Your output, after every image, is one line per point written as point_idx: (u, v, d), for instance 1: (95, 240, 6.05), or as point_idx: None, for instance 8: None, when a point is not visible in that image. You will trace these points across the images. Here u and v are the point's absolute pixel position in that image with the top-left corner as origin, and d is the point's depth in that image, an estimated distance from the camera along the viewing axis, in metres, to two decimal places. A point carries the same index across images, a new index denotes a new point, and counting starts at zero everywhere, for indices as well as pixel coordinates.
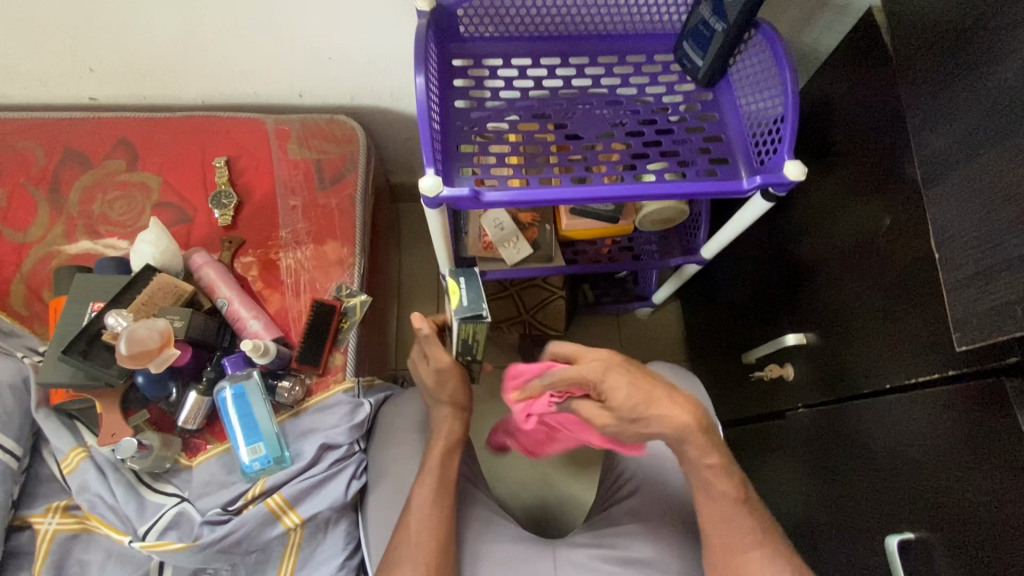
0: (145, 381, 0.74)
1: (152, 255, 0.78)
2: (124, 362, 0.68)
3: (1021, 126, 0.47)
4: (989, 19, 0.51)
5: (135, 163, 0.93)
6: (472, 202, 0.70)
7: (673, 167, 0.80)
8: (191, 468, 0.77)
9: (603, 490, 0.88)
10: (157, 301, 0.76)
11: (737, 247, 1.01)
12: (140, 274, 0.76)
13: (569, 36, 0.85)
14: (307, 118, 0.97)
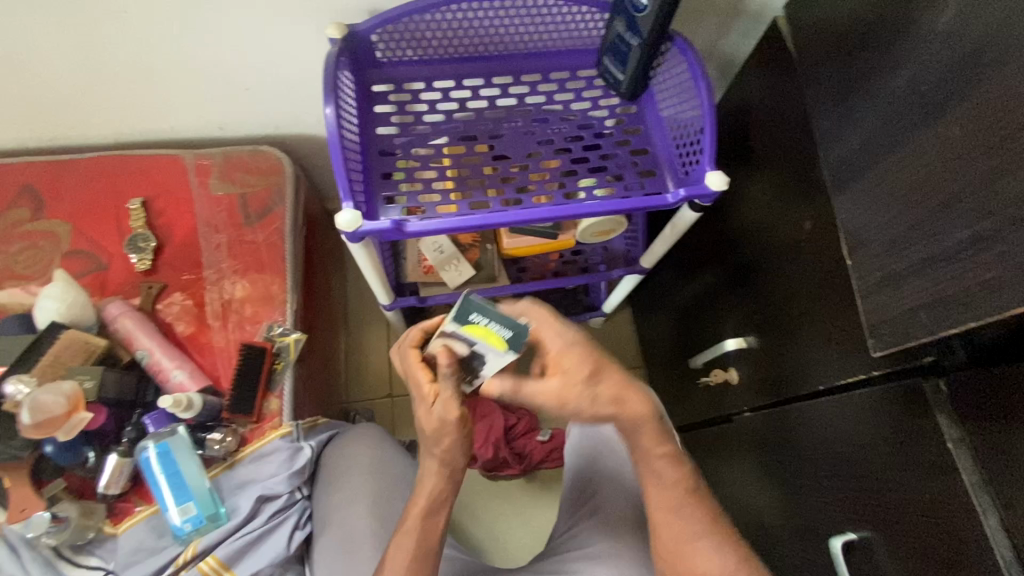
0: (55, 449, 0.68)
1: (57, 311, 0.73)
2: (29, 432, 0.63)
3: (910, 135, 0.48)
4: (878, 28, 0.53)
5: (41, 211, 0.87)
6: (397, 233, 0.68)
7: (603, 182, 0.80)
8: (117, 536, 0.71)
9: (563, 515, 0.85)
10: (65, 361, 0.70)
11: (679, 252, 1.01)
12: (45, 332, 0.70)
13: (491, 56, 0.84)
14: (229, 151, 0.93)
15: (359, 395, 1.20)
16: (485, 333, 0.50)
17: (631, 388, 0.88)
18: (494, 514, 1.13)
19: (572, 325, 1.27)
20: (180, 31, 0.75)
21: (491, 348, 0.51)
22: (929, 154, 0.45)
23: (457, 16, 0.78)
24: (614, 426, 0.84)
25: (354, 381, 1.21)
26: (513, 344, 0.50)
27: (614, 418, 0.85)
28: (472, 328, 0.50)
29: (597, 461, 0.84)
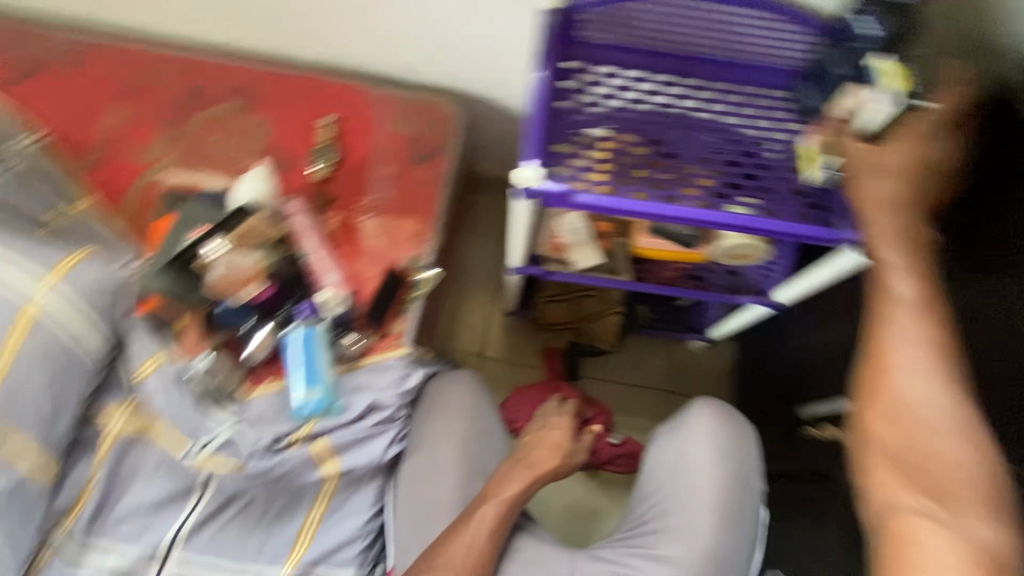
0: (227, 308, 0.79)
1: (254, 194, 0.84)
2: (211, 288, 0.77)
3: None
4: None
5: (250, 108, 0.99)
6: (563, 200, 0.71)
7: (767, 204, 0.79)
8: (248, 399, 0.81)
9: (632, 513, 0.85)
10: (251, 239, 0.80)
11: (816, 299, 0.97)
12: (240, 210, 0.80)
13: (686, 57, 0.86)
14: (414, 95, 1.01)
15: (452, 347, 1.26)
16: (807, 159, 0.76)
17: (730, 414, 0.84)
18: (548, 498, 1.15)
19: (670, 342, 1.26)
20: None
21: (880, 90, 0.65)
22: None
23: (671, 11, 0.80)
24: (701, 447, 0.82)
25: (451, 333, 1.26)
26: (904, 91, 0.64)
27: (705, 438, 0.82)
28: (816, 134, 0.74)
29: (680, 475, 0.81)
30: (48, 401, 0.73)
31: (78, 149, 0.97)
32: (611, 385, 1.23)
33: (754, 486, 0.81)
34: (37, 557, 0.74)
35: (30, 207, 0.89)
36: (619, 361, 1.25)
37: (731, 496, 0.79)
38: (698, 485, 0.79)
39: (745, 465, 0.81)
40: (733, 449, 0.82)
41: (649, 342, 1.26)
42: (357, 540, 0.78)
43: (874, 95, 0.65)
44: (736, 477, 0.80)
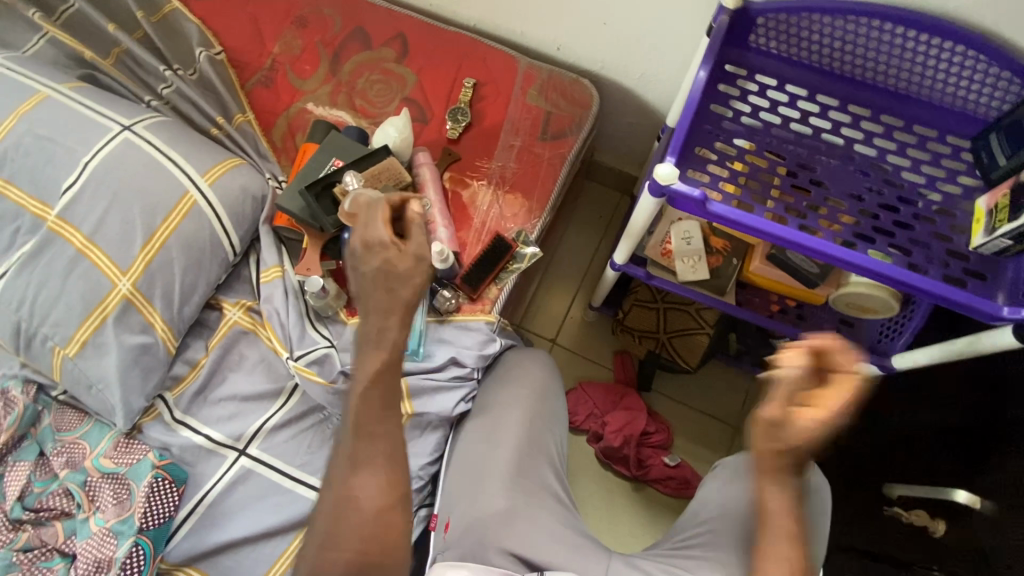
0: (347, 239, 0.84)
1: (391, 138, 0.90)
2: (342, 219, 0.79)
3: None
4: None
5: (402, 57, 1.04)
6: (696, 207, 0.67)
7: (916, 259, 0.71)
8: (346, 324, 0.87)
9: (676, 534, 0.83)
10: (381, 180, 0.85)
11: (938, 374, 0.87)
12: (378, 151, 0.87)
13: (861, 84, 0.79)
14: (557, 72, 1.01)
15: (529, 327, 1.26)
16: (980, 220, 0.70)
17: (806, 463, 0.81)
18: (589, 499, 1.13)
19: (754, 379, 1.19)
20: None
21: None
22: None
23: (858, 30, 0.74)
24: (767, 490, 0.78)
25: (531, 313, 1.27)
26: None
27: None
28: (1001, 194, 0.67)
29: (740, 508, 0.78)
30: (183, 281, 0.82)
31: (245, 67, 1.05)
32: (679, 405, 1.19)
33: (817, 542, 0.78)
34: (146, 414, 0.82)
35: (201, 111, 1.00)
36: (693, 383, 1.20)
37: (791, 547, 0.75)
38: (759, 523, 0.76)
39: (813, 519, 0.78)
40: (804, 499, 0.78)
41: (730, 373, 1.21)
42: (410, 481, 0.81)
43: None
44: (800, 527, 0.77)
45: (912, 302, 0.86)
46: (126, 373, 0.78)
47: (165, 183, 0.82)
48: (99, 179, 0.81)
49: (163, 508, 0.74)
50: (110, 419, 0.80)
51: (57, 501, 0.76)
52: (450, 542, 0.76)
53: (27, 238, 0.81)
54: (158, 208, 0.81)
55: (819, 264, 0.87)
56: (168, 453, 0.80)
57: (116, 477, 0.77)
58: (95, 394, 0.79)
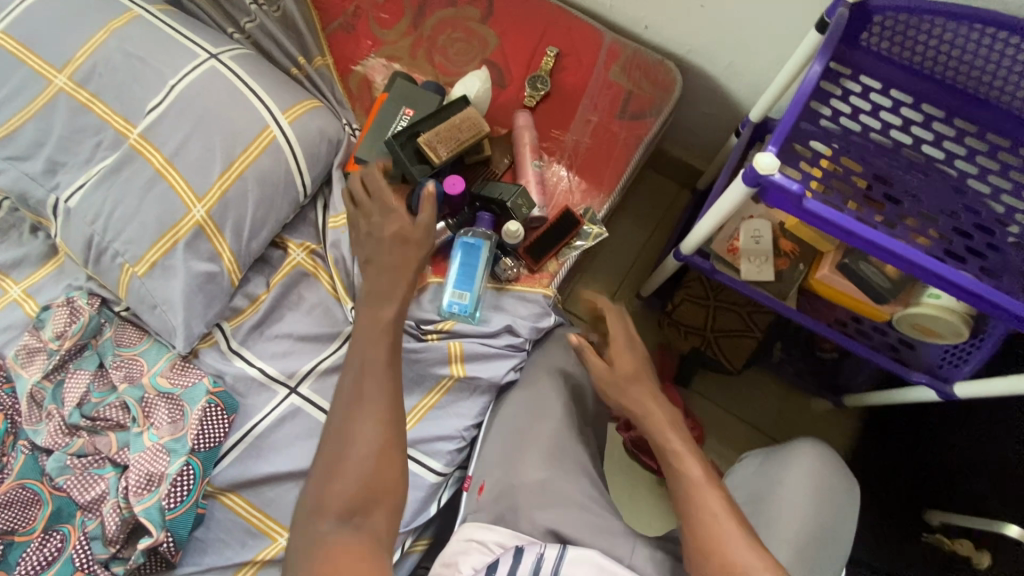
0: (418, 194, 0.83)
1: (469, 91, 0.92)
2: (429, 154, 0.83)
3: None
4: None
5: (486, 17, 1.02)
6: (789, 203, 0.65)
7: (1007, 284, 0.69)
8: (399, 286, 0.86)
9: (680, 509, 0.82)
10: (461, 127, 0.86)
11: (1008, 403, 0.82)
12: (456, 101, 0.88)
13: (972, 97, 0.76)
14: (642, 51, 0.99)
15: (572, 309, 1.25)
16: None
17: (835, 466, 0.80)
18: (613, 485, 1.13)
19: (794, 389, 1.18)
20: None
21: None
22: None
23: (980, 39, 0.71)
24: (795, 490, 0.76)
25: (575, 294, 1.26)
26: None
27: (806, 473, 0.78)
28: None
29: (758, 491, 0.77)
30: (251, 215, 0.82)
31: (329, 11, 1.04)
32: (714, 406, 1.18)
33: (840, 543, 0.76)
34: (203, 340, 0.84)
35: (281, 48, 0.99)
36: (732, 386, 1.19)
37: (819, 548, 0.73)
38: (783, 515, 0.74)
39: (838, 515, 0.77)
40: (834, 504, 0.76)
41: (769, 381, 1.19)
42: (452, 441, 0.81)
43: None
44: (829, 524, 0.74)
45: (983, 329, 0.83)
46: (191, 297, 0.79)
47: (245, 115, 0.82)
48: (183, 104, 0.82)
49: (214, 433, 0.76)
50: (169, 341, 0.81)
51: (113, 413, 0.78)
52: (483, 503, 0.76)
53: (107, 153, 0.82)
54: (238, 140, 0.81)
55: (891, 279, 0.84)
56: (222, 380, 0.82)
57: (171, 397, 0.78)
58: (158, 314, 0.80)
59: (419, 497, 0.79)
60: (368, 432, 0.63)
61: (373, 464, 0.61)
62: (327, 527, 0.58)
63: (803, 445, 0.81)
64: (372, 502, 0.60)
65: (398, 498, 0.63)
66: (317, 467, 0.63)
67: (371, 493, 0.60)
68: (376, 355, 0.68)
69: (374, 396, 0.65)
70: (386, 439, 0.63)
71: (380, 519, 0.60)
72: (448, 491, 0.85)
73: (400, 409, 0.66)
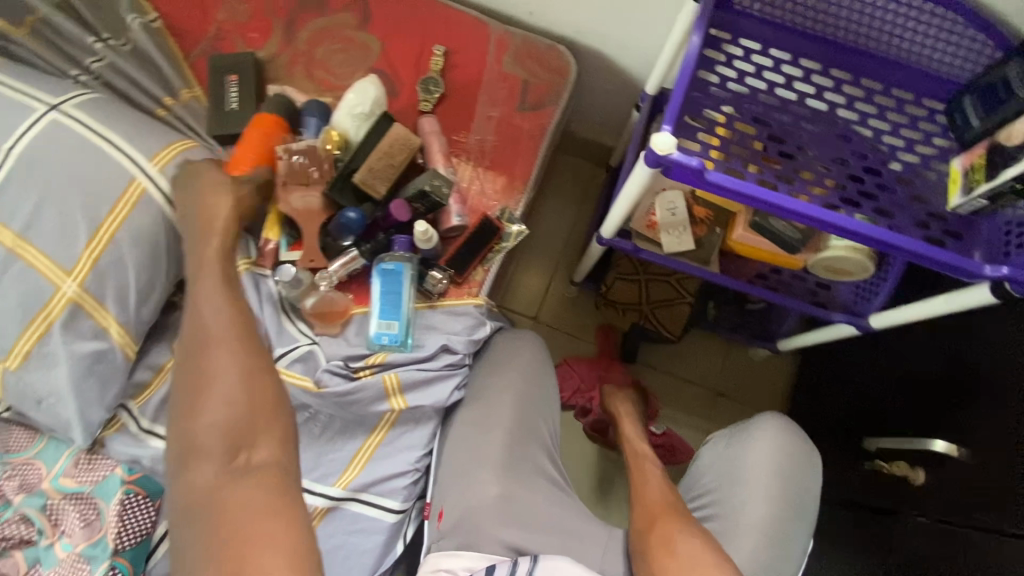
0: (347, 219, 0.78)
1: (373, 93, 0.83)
2: (367, 178, 0.79)
3: None
4: None
5: (364, 22, 0.96)
6: (693, 178, 0.65)
7: (899, 220, 0.73)
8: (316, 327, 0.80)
9: (691, 493, 0.88)
10: (394, 151, 0.81)
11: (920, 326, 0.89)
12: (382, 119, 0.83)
13: (843, 47, 0.79)
14: (531, 38, 0.96)
15: (510, 305, 1.24)
16: (958, 181, 0.72)
17: (796, 435, 0.83)
18: (581, 473, 1.13)
19: (732, 344, 1.22)
20: None
21: None
22: None
23: None
24: (756, 469, 0.80)
25: (510, 291, 1.24)
26: None
27: (769, 453, 0.81)
28: (978, 154, 0.69)
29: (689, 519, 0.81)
30: (137, 280, 0.74)
31: (186, 36, 0.94)
32: (661, 375, 1.21)
33: (809, 507, 0.80)
34: (109, 426, 0.75)
35: (140, 86, 0.89)
36: (676, 352, 1.22)
37: (788, 517, 0.78)
38: (753, 498, 0.78)
39: (806, 490, 0.80)
40: (798, 473, 0.80)
41: (710, 340, 1.23)
42: (407, 475, 0.78)
43: None
44: (794, 498, 0.78)
45: (886, 261, 0.89)
46: (81, 383, 0.70)
47: (107, 170, 0.73)
48: (26, 168, 0.71)
49: (139, 524, 0.70)
50: (67, 435, 0.72)
51: (14, 529, 0.68)
52: (446, 531, 0.74)
53: None
54: (102, 199, 0.72)
55: (800, 230, 0.87)
56: (138, 466, 0.74)
57: (81, 496, 0.70)
58: (46, 408, 0.71)
59: (380, 541, 0.75)
60: (226, 361, 0.65)
61: (240, 393, 0.63)
62: (212, 468, 0.59)
63: (762, 418, 0.85)
64: (241, 422, 0.62)
65: (279, 416, 0.65)
66: (177, 412, 0.63)
67: (243, 432, 0.61)
68: (220, 336, 0.66)
69: (216, 379, 0.64)
70: (246, 368, 0.65)
71: (265, 446, 0.62)
72: (413, 525, 0.82)
73: (249, 335, 0.68)
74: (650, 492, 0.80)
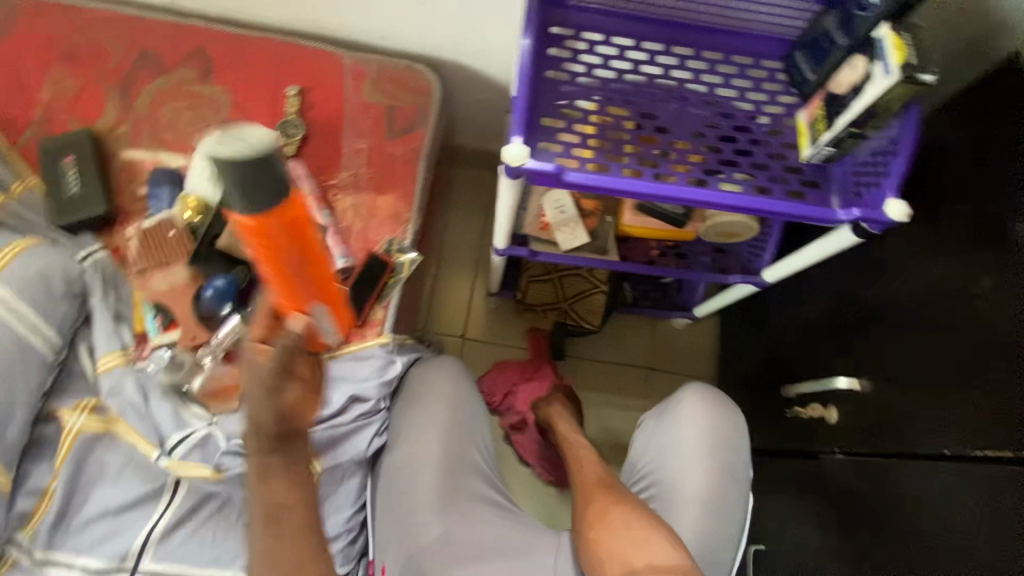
0: (216, 290, 0.74)
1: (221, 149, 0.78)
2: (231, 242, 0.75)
3: None
4: None
5: (208, 75, 0.90)
6: (552, 181, 0.66)
7: (760, 181, 0.76)
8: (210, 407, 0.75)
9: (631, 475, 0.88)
10: None
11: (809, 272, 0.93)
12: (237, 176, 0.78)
13: (679, 24, 0.80)
14: (387, 62, 0.94)
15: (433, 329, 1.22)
16: (805, 133, 0.76)
17: (720, 401, 0.85)
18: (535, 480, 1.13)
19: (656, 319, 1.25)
20: None
21: (889, 64, 0.61)
22: None
23: None
24: (686, 444, 0.82)
25: (431, 314, 1.22)
26: (915, 63, 0.59)
27: (696, 426, 0.83)
28: (816, 106, 0.73)
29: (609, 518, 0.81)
30: None
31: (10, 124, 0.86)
32: (595, 364, 1.22)
33: (741, 470, 0.82)
34: None
35: None
36: (603, 339, 1.24)
37: (722, 485, 0.80)
38: (687, 474, 0.80)
39: (736, 454, 0.82)
40: (726, 439, 0.82)
41: (635, 320, 1.25)
42: (341, 536, 0.77)
43: (882, 71, 0.62)
44: (725, 466, 0.81)
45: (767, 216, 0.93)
46: None
47: None
48: None
49: None
50: None
51: None
52: None
53: None
54: None
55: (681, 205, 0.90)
56: None
57: None
58: None
59: None
60: None
61: None
62: None
63: (687, 391, 0.86)
64: None
65: None
66: None
67: None
68: None
69: None
70: None
71: None
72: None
73: None
74: (588, 486, 0.80)
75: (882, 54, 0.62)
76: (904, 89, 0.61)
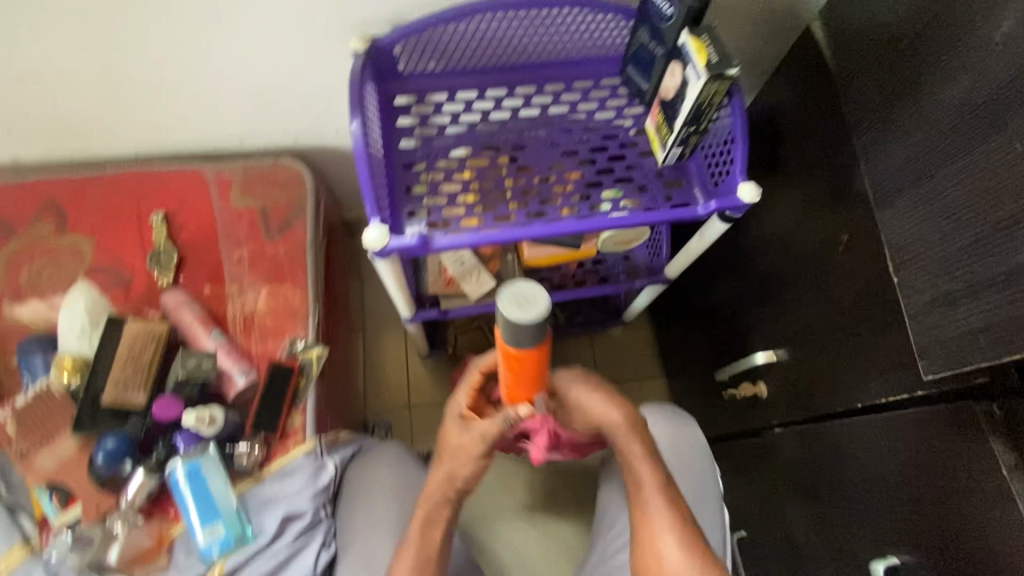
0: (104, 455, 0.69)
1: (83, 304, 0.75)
2: (114, 397, 0.71)
3: (945, 165, 0.49)
4: (902, 63, 0.54)
5: (64, 225, 0.87)
6: (423, 250, 0.68)
7: (629, 193, 0.78)
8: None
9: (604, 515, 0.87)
10: (135, 351, 0.74)
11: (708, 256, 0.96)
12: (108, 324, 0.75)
13: (514, 67, 0.83)
14: (250, 164, 0.93)
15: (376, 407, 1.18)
16: (655, 138, 0.79)
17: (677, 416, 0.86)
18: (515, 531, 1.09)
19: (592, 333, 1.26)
20: (215, 51, 0.77)
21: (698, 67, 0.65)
22: (971, 186, 0.46)
23: (483, 26, 0.77)
24: None
25: (370, 392, 1.18)
26: (717, 61, 0.64)
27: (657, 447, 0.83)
28: (656, 113, 0.76)
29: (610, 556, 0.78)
30: None
31: None
32: None
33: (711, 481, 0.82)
34: None
35: None
36: None
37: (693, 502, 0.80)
38: None
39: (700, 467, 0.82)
40: (686, 452, 0.83)
41: (573, 339, 1.25)
42: None
43: (693, 73, 0.65)
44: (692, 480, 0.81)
45: None
46: None
47: None
48: None
49: None
50: None
51: None
52: None
53: None
54: None
55: None
56: None
57: None
58: None
59: None
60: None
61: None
62: None
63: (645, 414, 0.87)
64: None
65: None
66: None
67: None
68: None
69: None
70: None
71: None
72: None
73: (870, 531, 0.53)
74: None
75: (689, 58, 0.66)
76: (717, 84, 0.65)
